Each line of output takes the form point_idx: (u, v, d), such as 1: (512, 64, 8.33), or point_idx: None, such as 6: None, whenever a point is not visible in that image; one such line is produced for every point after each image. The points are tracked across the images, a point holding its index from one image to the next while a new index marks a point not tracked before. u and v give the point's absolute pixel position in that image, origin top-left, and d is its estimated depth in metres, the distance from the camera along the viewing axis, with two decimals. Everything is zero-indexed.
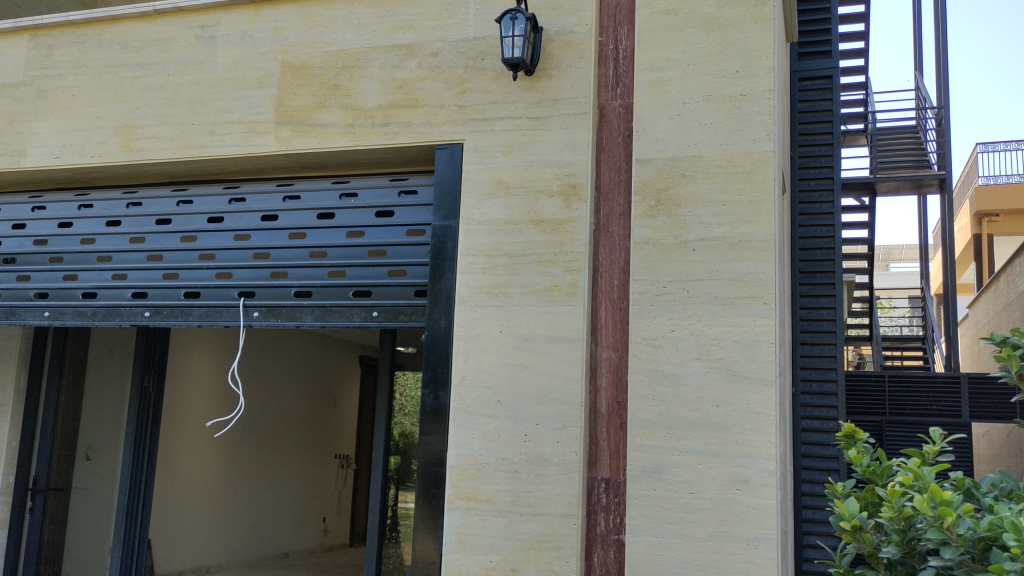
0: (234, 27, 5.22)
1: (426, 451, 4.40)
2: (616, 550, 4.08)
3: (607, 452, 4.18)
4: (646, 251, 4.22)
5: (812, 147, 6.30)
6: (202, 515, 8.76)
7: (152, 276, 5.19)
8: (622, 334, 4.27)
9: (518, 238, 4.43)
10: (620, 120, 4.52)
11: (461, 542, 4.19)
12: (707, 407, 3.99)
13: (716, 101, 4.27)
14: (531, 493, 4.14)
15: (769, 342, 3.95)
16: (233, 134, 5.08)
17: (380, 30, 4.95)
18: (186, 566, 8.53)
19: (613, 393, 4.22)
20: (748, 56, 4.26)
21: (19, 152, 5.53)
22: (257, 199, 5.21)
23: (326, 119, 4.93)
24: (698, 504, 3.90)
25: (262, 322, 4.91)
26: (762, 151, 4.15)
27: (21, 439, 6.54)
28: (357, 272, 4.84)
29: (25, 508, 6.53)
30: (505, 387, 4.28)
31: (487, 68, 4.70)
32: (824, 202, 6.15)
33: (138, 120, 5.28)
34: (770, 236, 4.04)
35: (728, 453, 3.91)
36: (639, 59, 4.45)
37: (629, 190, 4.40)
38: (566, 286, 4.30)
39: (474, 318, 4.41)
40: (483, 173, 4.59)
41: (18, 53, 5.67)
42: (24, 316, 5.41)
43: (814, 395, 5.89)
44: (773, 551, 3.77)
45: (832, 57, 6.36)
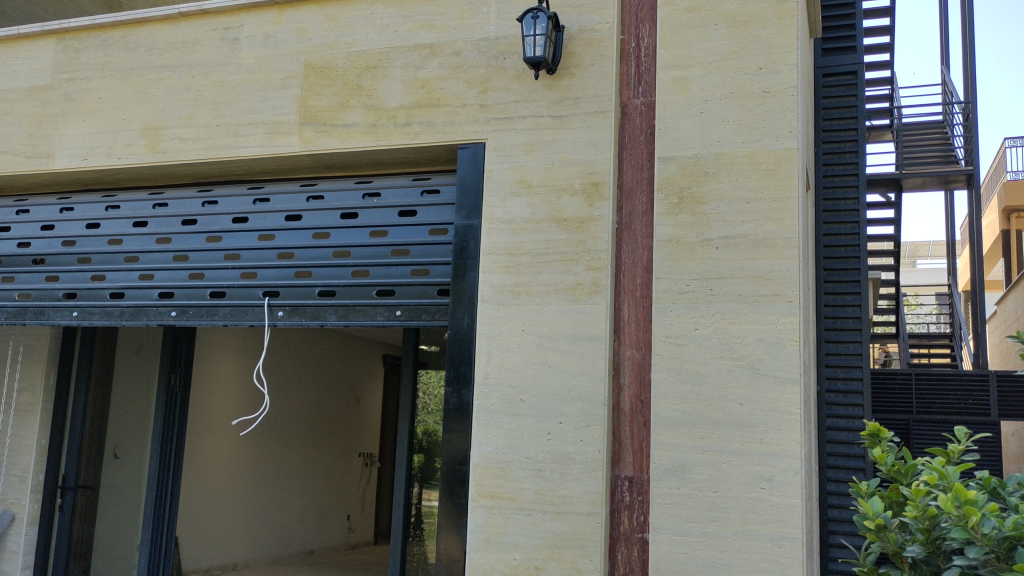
0: (258, 29, 5.26)
1: (450, 449, 4.42)
2: (640, 548, 4.08)
3: (630, 450, 4.18)
4: (669, 249, 4.21)
5: (836, 143, 6.24)
6: (228, 513, 8.84)
7: (178, 276, 5.25)
8: (646, 333, 4.26)
9: (541, 237, 4.44)
10: (642, 118, 4.51)
11: (484, 540, 4.20)
12: (731, 406, 3.97)
13: (739, 98, 4.25)
14: (554, 492, 4.15)
15: (793, 341, 3.93)
16: (258, 135, 5.12)
17: (403, 30, 4.97)
18: (213, 563, 8.60)
19: (636, 392, 4.21)
20: (771, 53, 4.24)
21: (47, 154, 5.61)
22: (282, 199, 5.25)
23: (349, 120, 4.96)
24: (722, 502, 3.89)
25: (286, 321, 4.95)
26: (786, 148, 4.12)
27: (51, 438, 6.71)
28: (381, 271, 4.87)
29: (55, 506, 6.67)
30: (528, 386, 4.29)
31: (510, 66, 4.71)
32: (849, 199, 6.11)
33: (164, 122, 5.33)
34: (793, 233, 4.02)
35: (753, 452, 3.89)
36: (661, 57, 4.44)
37: (652, 189, 4.39)
38: (588, 285, 4.30)
39: (496, 317, 4.42)
40: (505, 172, 4.59)
41: (46, 56, 5.74)
42: (53, 316, 5.48)
43: (839, 393, 5.85)
44: (798, 550, 3.75)
45: (856, 53, 6.29)
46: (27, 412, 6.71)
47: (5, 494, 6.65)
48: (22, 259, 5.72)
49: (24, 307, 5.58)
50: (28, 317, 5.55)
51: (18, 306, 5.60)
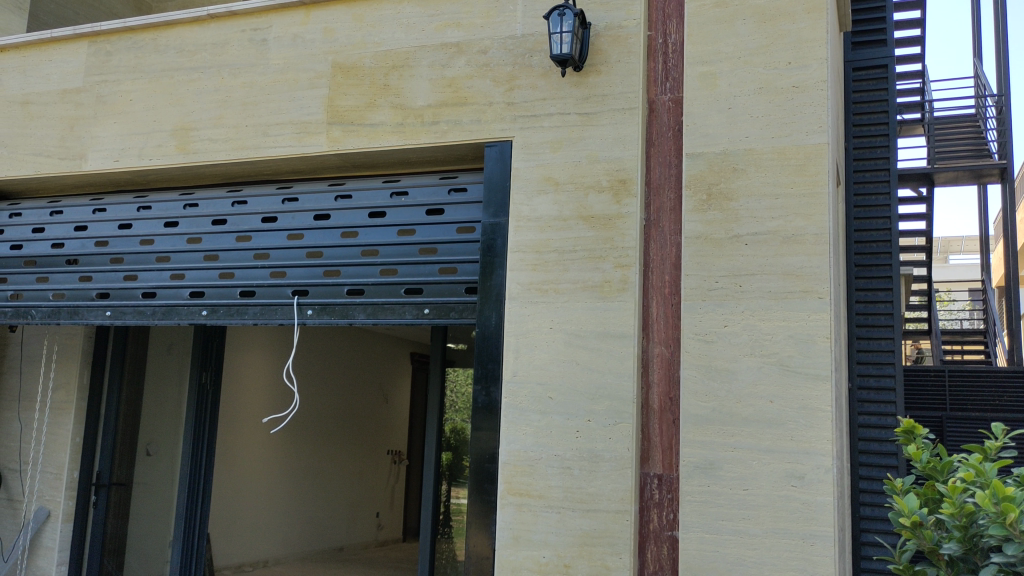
0: (286, 29, 5.30)
1: (478, 446, 4.43)
2: (670, 546, 4.06)
3: (659, 448, 4.16)
4: (697, 246, 4.19)
5: (867, 138, 6.15)
6: (260, 510, 8.92)
7: (208, 276, 5.31)
8: (674, 330, 4.24)
9: (568, 234, 4.43)
10: (670, 114, 4.48)
11: (514, 537, 4.21)
12: (761, 403, 3.95)
13: (768, 93, 4.22)
14: (583, 489, 4.14)
15: (824, 338, 3.90)
16: (286, 135, 5.15)
17: (429, 29, 4.98)
18: (244, 560, 8.66)
19: (665, 389, 4.19)
20: (800, 48, 4.21)
21: (80, 156, 5.68)
22: (310, 199, 5.28)
23: (377, 119, 4.98)
24: (753, 500, 3.87)
25: (316, 320, 4.98)
26: (816, 144, 4.09)
27: (85, 435, 6.83)
28: (409, 270, 4.88)
29: (89, 503, 6.80)
30: (556, 384, 4.29)
31: (536, 64, 4.70)
32: (880, 194, 6.03)
33: (194, 123, 5.39)
34: (823, 229, 3.99)
35: (783, 450, 3.87)
36: (688, 52, 4.41)
37: (680, 185, 4.36)
38: (616, 282, 4.29)
39: (524, 314, 4.42)
40: (532, 170, 4.59)
41: (78, 60, 5.82)
42: (86, 316, 5.56)
43: (871, 390, 5.78)
44: (830, 549, 3.71)
45: (887, 46, 6.21)
46: (62, 410, 6.83)
47: (41, 491, 6.76)
48: (56, 260, 5.80)
49: (58, 307, 5.66)
50: (63, 317, 5.64)
51: (53, 306, 5.68)
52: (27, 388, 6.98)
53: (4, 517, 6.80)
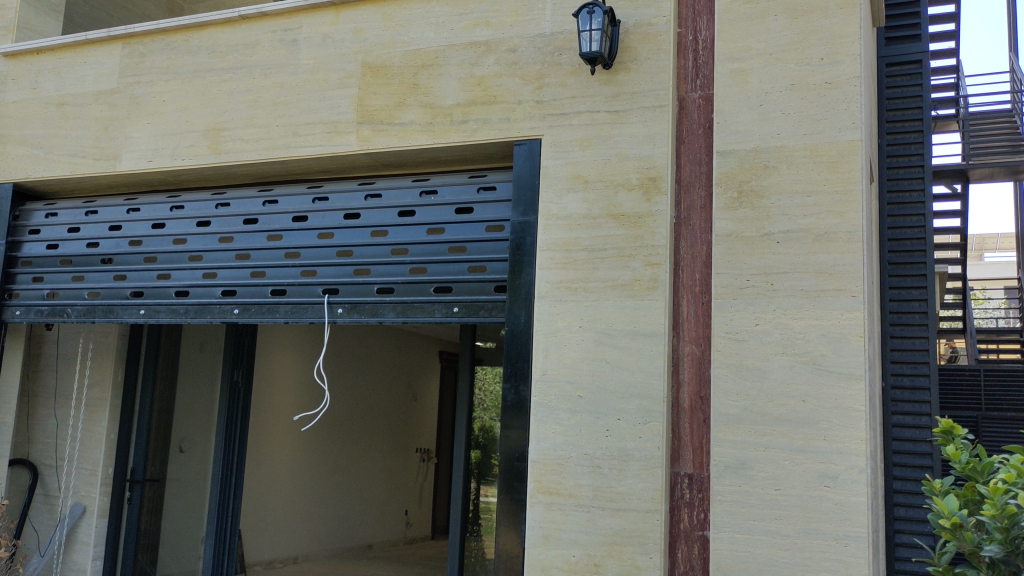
0: (316, 29, 5.33)
1: (507, 444, 4.43)
2: (701, 546, 4.04)
3: (690, 447, 4.13)
4: (728, 244, 4.16)
5: (901, 134, 6.05)
6: (290, 507, 8.99)
7: (240, 274, 5.36)
8: (705, 329, 4.21)
9: (598, 233, 4.42)
10: (700, 111, 4.45)
11: (544, 536, 4.21)
12: (794, 402, 3.91)
13: (800, 90, 4.18)
14: (613, 488, 4.14)
15: (858, 337, 3.85)
16: (317, 135, 5.19)
17: (458, 28, 4.98)
18: (274, 556, 8.73)
19: (696, 388, 4.17)
20: (833, 43, 4.17)
21: (114, 156, 5.75)
22: (340, 198, 5.30)
23: (406, 118, 5.00)
24: (784, 500, 3.84)
25: (346, 318, 5.01)
26: (849, 140, 4.05)
27: (119, 433, 6.90)
28: (438, 268, 4.88)
29: (124, 499, 6.90)
30: (586, 382, 4.28)
31: (565, 62, 4.69)
32: (915, 191, 5.93)
33: (226, 123, 5.44)
34: (857, 227, 3.94)
35: (816, 450, 3.83)
36: (719, 49, 4.38)
37: (711, 183, 4.33)
38: (646, 281, 4.27)
39: (554, 313, 4.42)
40: (561, 168, 4.58)
41: (112, 61, 5.88)
42: (121, 315, 5.64)
43: (905, 390, 5.71)
44: (864, 550, 3.68)
45: (922, 41, 6.08)
46: (97, 407, 6.92)
47: (77, 487, 6.84)
48: (91, 258, 5.87)
49: (93, 306, 5.75)
50: (98, 315, 5.72)
51: (88, 304, 5.77)
52: (63, 384, 7.05)
53: (41, 512, 6.89)
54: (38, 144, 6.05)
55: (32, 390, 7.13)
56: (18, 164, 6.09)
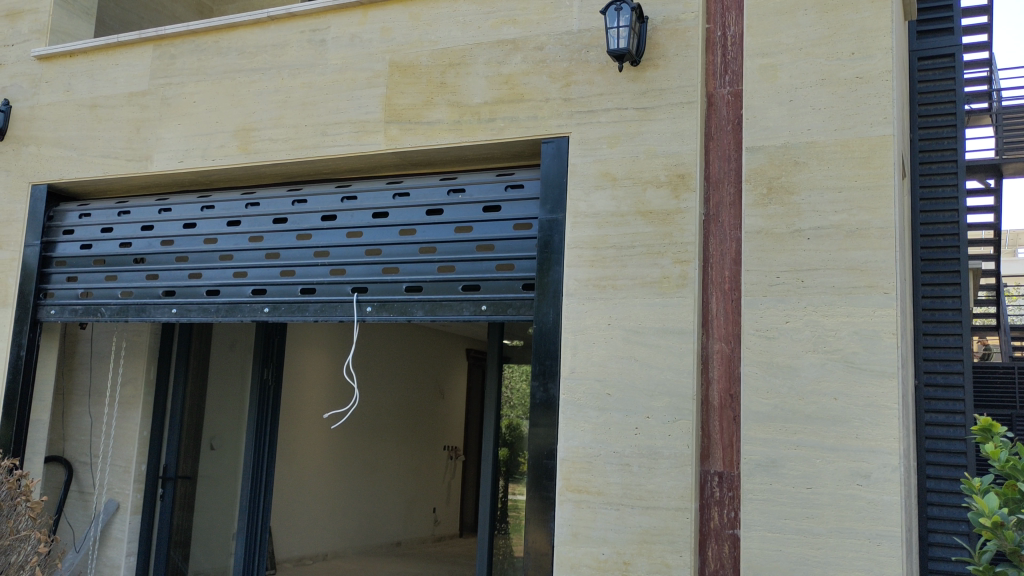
0: (344, 29, 5.36)
1: (536, 443, 4.42)
2: (731, 545, 4.01)
3: (720, 445, 4.10)
4: (758, 240, 4.13)
5: (934, 129, 5.96)
6: (319, 504, 9.05)
7: (270, 273, 5.41)
8: (735, 326, 4.18)
9: (626, 230, 4.41)
10: (730, 108, 4.41)
11: (573, 534, 4.22)
12: (825, 400, 3.88)
13: (830, 85, 4.15)
14: (642, 486, 4.12)
15: (890, 333, 3.81)
16: (345, 134, 5.22)
17: (485, 26, 4.99)
18: (305, 553, 8.81)
19: (725, 385, 4.14)
20: (864, 37, 4.12)
21: (146, 157, 5.81)
22: (368, 197, 5.32)
23: (434, 117, 5.02)
24: (817, 499, 3.81)
25: (375, 317, 5.04)
26: (881, 135, 4.00)
27: (152, 430, 7.01)
28: (466, 266, 4.88)
29: (157, 495, 6.99)
30: (614, 380, 4.27)
31: (593, 60, 4.68)
32: (948, 186, 5.85)
33: (256, 124, 5.49)
34: (889, 223, 3.90)
35: (847, 448, 3.80)
36: (748, 45, 4.35)
37: (740, 179, 4.29)
38: (675, 278, 4.25)
39: (582, 310, 4.41)
40: (590, 165, 4.57)
41: (143, 63, 5.95)
42: (153, 313, 5.70)
43: (938, 388, 5.62)
44: (897, 549, 3.65)
45: (954, 34, 5.95)
46: (130, 405, 7.02)
47: (110, 483, 6.97)
48: (123, 258, 5.94)
49: (127, 305, 5.81)
50: (131, 314, 5.79)
51: (121, 303, 5.83)
52: (96, 382, 7.17)
53: (76, 508, 7.00)
54: (71, 145, 6.13)
55: (66, 388, 7.26)
56: (52, 166, 6.18)
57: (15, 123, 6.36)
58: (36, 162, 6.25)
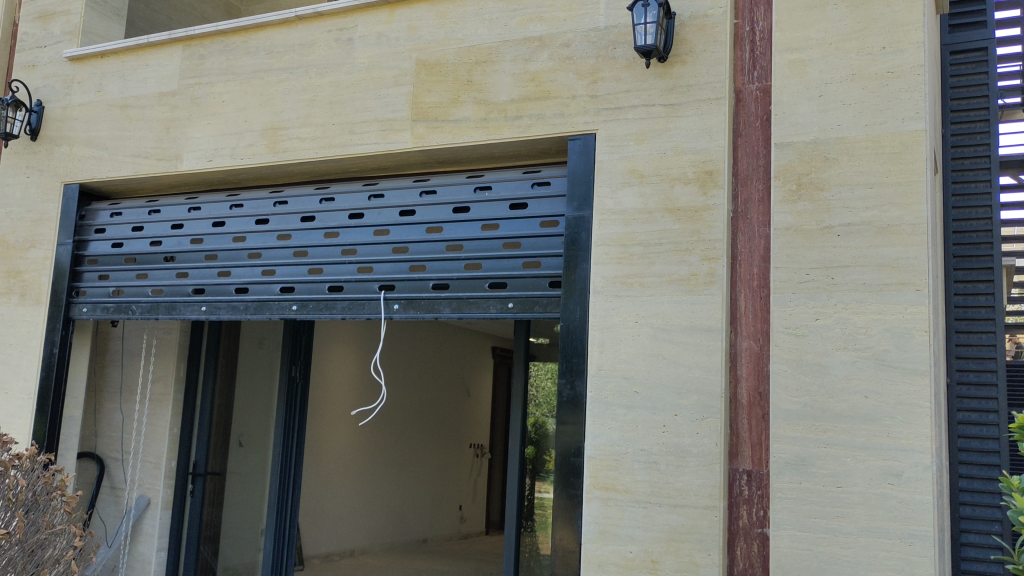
0: (371, 28, 5.38)
1: (563, 441, 4.41)
2: (761, 543, 3.99)
3: (749, 443, 4.07)
4: (787, 237, 4.10)
5: (966, 123, 5.81)
6: (347, 501, 9.13)
7: (299, 271, 5.44)
8: (764, 324, 4.15)
9: (654, 227, 4.39)
10: (757, 103, 4.37)
11: (600, 532, 4.21)
12: (856, 398, 3.85)
13: (861, 80, 4.10)
14: (670, 485, 4.11)
15: (922, 331, 3.77)
16: (372, 133, 5.24)
17: (512, 24, 4.98)
18: (333, 549, 8.88)
19: (754, 383, 4.11)
20: (895, 32, 4.08)
21: (176, 157, 5.87)
22: (395, 194, 5.34)
23: (460, 115, 5.03)
24: (848, 498, 3.78)
25: (402, 314, 5.06)
26: (912, 130, 3.96)
27: (181, 427, 7.10)
28: (493, 263, 4.89)
29: (187, 491, 7.07)
30: (642, 378, 4.25)
31: (620, 56, 4.66)
32: (981, 181, 5.70)
33: (284, 123, 5.53)
34: (921, 219, 3.86)
35: (879, 446, 3.76)
36: (777, 40, 4.32)
37: (769, 175, 4.26)
38: (703, 275, 4.23)
39: (609, 308, 4.40)
40: (616, 162, 4.56)
41: (173, 63, 6.00)
42: (183, 311, 5.75)
43: (971, 387, 5.52)
44: (929, 549, 3.61)
45: (987, 28, 5.82)
46: (160, 402, 7.13)
47: (141, 480, 7.08)
48: (154, 256, 6.00)
49: (157, 303, 5.88)
50: (161, 311, 5.84)
51: (152, 301, 5.90)
52: (127, 380, 7.25)
53: (107, 504, 7.16)
54: (102, 145, 6.19)
55: (98, 385, 7.34)
56: (84, 166, 6.25)
57: (49, 124, 6.44)
58: (68, 162, 6.33)
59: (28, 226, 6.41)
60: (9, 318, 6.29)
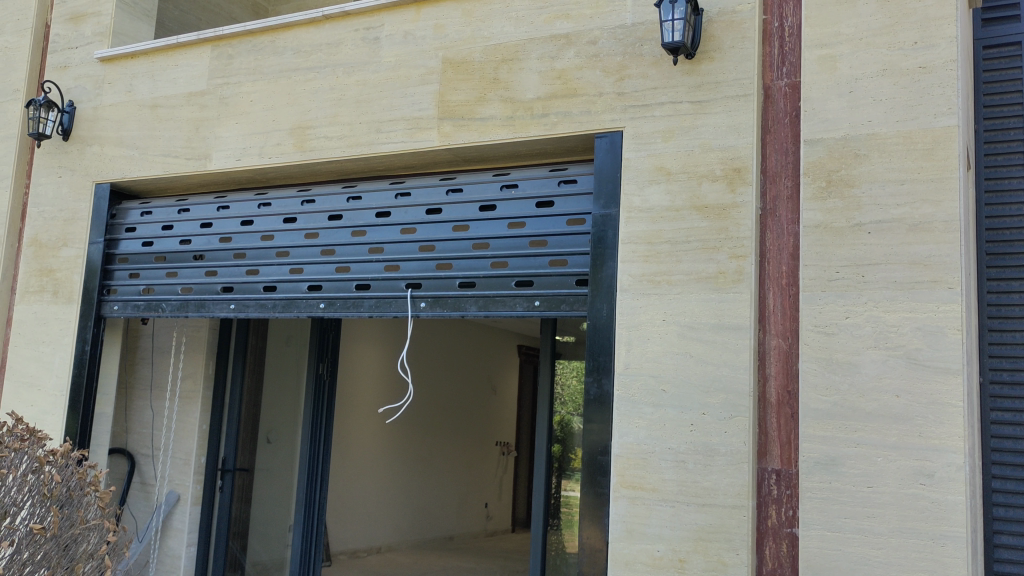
0: (398, 27, 5.39)
1: (590, 439, 4.40)
2: (790, 543, 3.96)
3: (777, 443, 4.05)
4: (817, 235, 4.06)
5: (1000, 120, 5.52)
6: (374, 499, 9.16)
7: (326, 270, 5.47)
8: (793, 322, 4.10)
9: (681, 225, 4.36)
10: (787, 100, 4.33)
11: (628, 530, 4.20)
12: (887, 397, 3.80)
13: (892, 75, 4.06)
14: (698, 483, 4.09)
15: (955, 330, 3.73)
16: (399, 131, 5.26)
17: (538, 22, 4.98)
18: (360, 546, 8.90)
19: (783, 382, 4.08)
20: (927, 26, 4.03)
21: (205, 156, 5.92)
22: (422, 192, 5.34)
23: (486, 113, 5.03)
24: (878, 498, 3.75)
25: (429, 312, 5.07)
26: (945, 126, 3.91)
27: (211, 423, 7.19)
28: (519, 262, 4.89)
29: (216, 487, 7.18)
30: (669, 376, 4.23)
31: (647, 53, 4.64)
32: (1016, 178, 5.41)
33: (311, 122, 5.56)
34: (953, 216, 3.81)
35: (911, 446, 3.72)
36: (807, 36, 4.27)
37: (798, 173, 4.23)
38: (731, 273, 4.20)
39: (636, 306, 4.38)
40: (643, 160, 4.54)
41: (202, 64, 6.06)
42: (212, 309, 5.82)
43: (1005, 385, 5.22)
44: (962, 550, 3.57)
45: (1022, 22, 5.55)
46: (189, 399, 7.20)
47: (171, 475, 7.16)
48: (184, 255, 6.06)
49: (187, 301, 5.94)
50: (191, 309, 5.91)
51: (181, 299, 5.96)
52: (157, 377, 7.36)
53: (138, 499, 7.27)
54: (132, 145, 6.26)
55: (129, 382, 7.46)
56: (114, 165, 6.32)
57: (80, 124, 6.52)
58: (99, 162, 6.40)
59: (60, 225, 6.49)
60: (42, 316, 6.38)
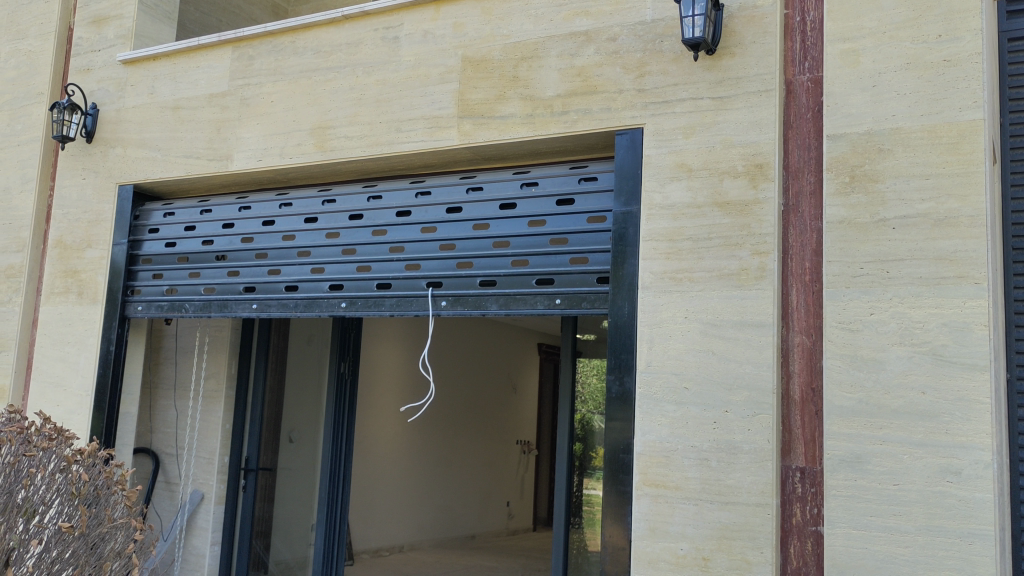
0: (417, 26, 5.40)
1: (612, 437, 4.39)
2: (814, 542, 3.93)
3: (801, 441, 4.02)
4: (840, 231, 4.03)
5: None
6: (396, 498, 9.18)
7: (347, 269, 5.49)
8: (816, 319, 4.09)
9: (702, 222, 4.34)
10: (809, 95, 4.30)
11: (651, 528, 4.18)
12: (912, 394, 3.77)
13: (916, 69, 4.01)
14: (721, 482, 4.07)
15: (981, 325, 3.69)
16: (419, 130, 5.26)
17: (557, 19, 4.96)
18: (382, 545, 8.94)
19: (807, 379, 4.05)
20: (951, 19, 3.98)
21: (226, 156, 5.96)
22: (442, 191, 5.34)
23: (506, 111, 5.02)
24: (905, 496, 3.71)
25: (450, 311, 5.07)
26: (970, 120, 3.87)
27: (234, 423, 7.22)
28: (540, 260, 4.88)
29: (239, 487, 7.21)
30: (692, 374, 4.21)
31: (667, 49, 4.62)
32: None
33: (331, 122, 5.58)
34: (979, 211, 3.76)
35: (937, 443, 3.69)
36: (829, 29, 4.23)
37: (821, 168, 4.19)
38: (754, 270, 4.17)
39: (658, 304, 4.36)
40: (664, 157, 4.52)
41: (223, 65, 6.09)
42: (234, 309, 5.85)
43: None
44: (991, 549, 3.53)
45: None
46: (212, 399, 7.24)
47: (195, 475, 7.23)
48: (206, 256, 6.11)
49: (210, 301, 5.98)
50: (214, 310, 5.95)
51: (204, 299, 6.01)
52: (181, 376, 7.40)
53: (162, 498, 7.33)
54: (155, 146, 6.31)
55: (153, 382, 7.52)
56: (137, 167, 6.37)
57: (103, 126, 6.57)
58: (122, 163, 6.45)
59: (84, 226, 6.55)
60: (67, 316, 6.44)
